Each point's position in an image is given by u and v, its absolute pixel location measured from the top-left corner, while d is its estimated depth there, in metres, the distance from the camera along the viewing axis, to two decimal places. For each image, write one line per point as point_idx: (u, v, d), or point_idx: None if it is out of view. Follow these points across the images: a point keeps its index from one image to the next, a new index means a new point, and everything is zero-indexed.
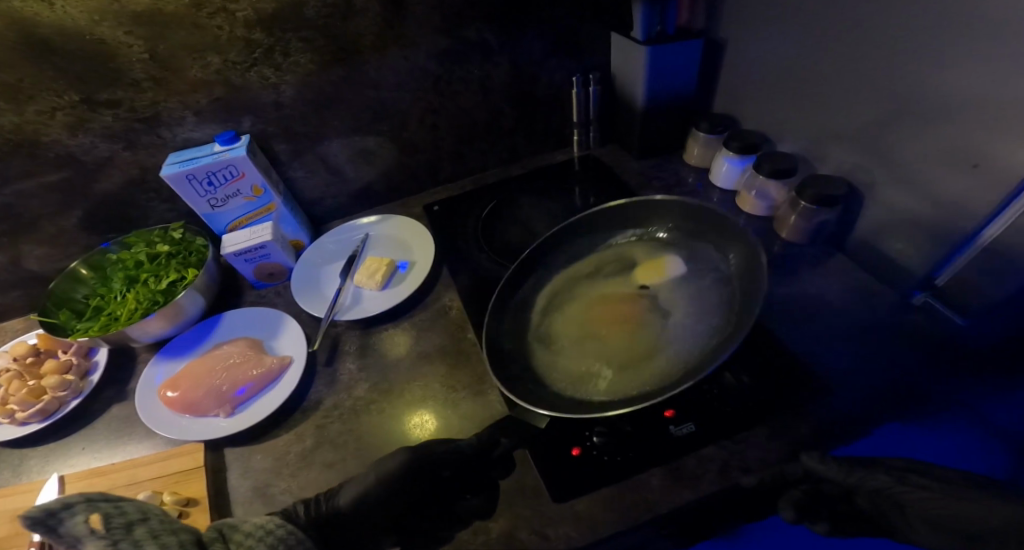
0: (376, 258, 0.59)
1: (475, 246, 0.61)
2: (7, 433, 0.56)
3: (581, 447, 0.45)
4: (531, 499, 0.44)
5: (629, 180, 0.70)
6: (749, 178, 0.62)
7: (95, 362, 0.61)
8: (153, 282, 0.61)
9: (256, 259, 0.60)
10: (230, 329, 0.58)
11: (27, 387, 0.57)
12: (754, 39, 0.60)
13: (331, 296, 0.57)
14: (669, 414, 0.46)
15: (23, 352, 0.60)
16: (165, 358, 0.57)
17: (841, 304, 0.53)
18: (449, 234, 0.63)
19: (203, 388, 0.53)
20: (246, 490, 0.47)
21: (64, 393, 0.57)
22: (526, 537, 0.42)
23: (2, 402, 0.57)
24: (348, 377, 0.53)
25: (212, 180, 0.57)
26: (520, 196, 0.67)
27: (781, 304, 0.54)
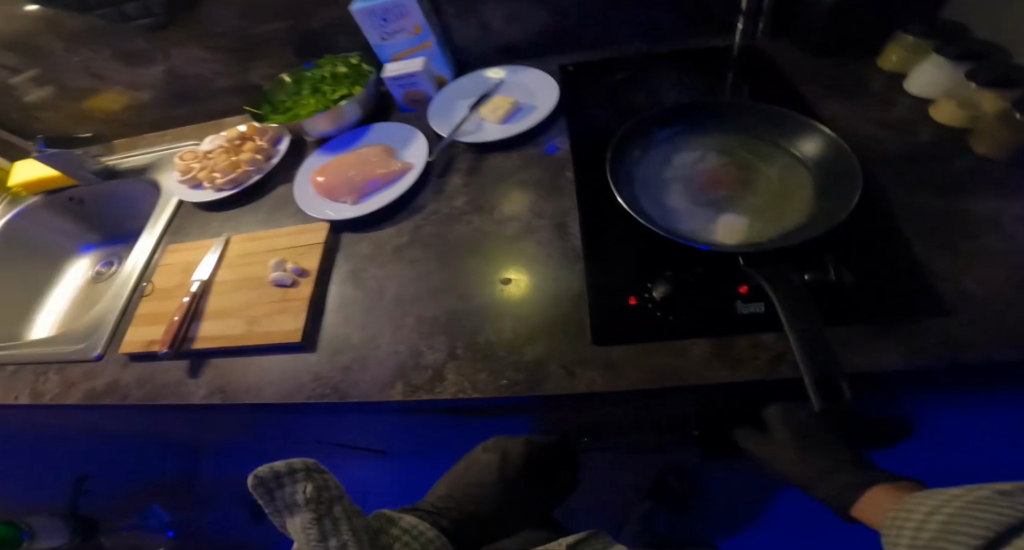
0: (503, 98, 0.64)
1: (599, 104, 0.62)
2: (209, 194, 0.71)
3: (637, 298, 0.46)
4: (573, 328, 0.47)
5: (792, 74, 0.61)
6: (960, 80, 0.51)
7: (277, 150, 0.74)
8: (328, 94, 0.72)
9: (406, 85, 0.68)
10: (374, 137, 0.69)
11: (229, 160, 0.73)
12: None
13: (458, 122, 0.65)
14: (742, 290, 0.45)
15: (232, 136, 0.76)
16: (324, 151, 0.70)
17: (1015, 248, 0.43)
18: (579, 90, 0.64)
19: (342, 176, 0.64)
20: (354, 256, 0.58)
21: (251, 168, 0.71)
22: (554, 368, 0.45)
23: (211, 170, 0.73)
24: (450, 195, 0.59)
25: (386, 17, 0.63)
26: (658, 66, 0.64)
27: (923, 233, 0.46)
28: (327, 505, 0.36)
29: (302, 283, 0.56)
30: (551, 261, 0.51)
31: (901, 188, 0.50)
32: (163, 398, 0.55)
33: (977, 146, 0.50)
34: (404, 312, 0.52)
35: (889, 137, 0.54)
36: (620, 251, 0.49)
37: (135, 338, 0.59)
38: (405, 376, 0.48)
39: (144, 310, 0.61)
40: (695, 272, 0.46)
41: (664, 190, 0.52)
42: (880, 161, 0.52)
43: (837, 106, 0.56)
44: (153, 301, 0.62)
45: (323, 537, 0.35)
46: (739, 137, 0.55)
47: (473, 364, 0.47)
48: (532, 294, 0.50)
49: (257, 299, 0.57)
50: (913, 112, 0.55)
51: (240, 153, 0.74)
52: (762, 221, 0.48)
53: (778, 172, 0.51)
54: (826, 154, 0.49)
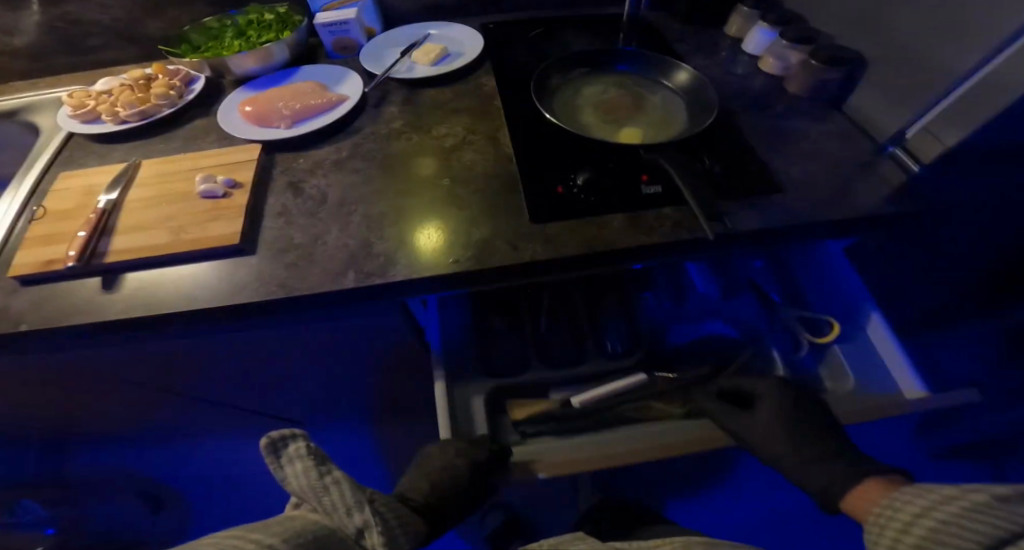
0: (432, 46, 0.71)
1: (519, 52, 0.71)
2: (111, 127, 0.67)
3: (563, 187, 0.54)
4: (512, 212, 0.53)
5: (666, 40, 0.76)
6: (775, 43, 0.69)
7: (192, 89, 0.71)
8: (255, 37, 0.73)
9: (338, 32, 0.72)
10: (302, 77, 0.70)
11: (137, 96, 0.69)
12: None
13: (389, 65, 0.70)
14: (645, 179, 0.55)
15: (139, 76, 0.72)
16: (248, 88, 0.70)
17: (823, 149, 0.60)
18: (500, 42, 0.74)
19: (274, 106, 0.64)
20: (292, 170, 0.59)
21: (162, 103, 0.68)
22: (498, 244, 0.50)
23: (114, 106, 0.69)
24: (387, 117, 0.63)
25: None
26: (565, 28, 0.75)
27: (765, 140, 0.61)
28: (323, 459, 0.41)
29: (236, 193, 0.55)
30: (486, 167, 0.57)
31: (745, 111, 0.66)
32: (64, 321, 0.48)
33: (791, 88, 0.69)
34: (349, 212, 0.54)
35: (737, 83, 0.71)
36: (548, 154, 0.57)
37: (29, 257, 0.52)
38: (357, 264, 0.50)
39: (35, 234, 0.54)
40: (608, 166, 0.56)
41: (577, 113, 0.62)
42: (733, 94, 0.69)
43: (696, 62, 0.73)
44: (51, 222, 0.56)
45: (322, 475, 0.40)
46: (635, 80, 0.67)
47: (424, 248, 0.51)
48: (472, 189, 0.55)
49: (183, 210, 0.55)
50: (751, 69, 0.73)
51: (149, 91, 0.70)
52: (655, 132, 0.59)
53: (664, 102, 0.63)
54: (697, 85, 0.62)
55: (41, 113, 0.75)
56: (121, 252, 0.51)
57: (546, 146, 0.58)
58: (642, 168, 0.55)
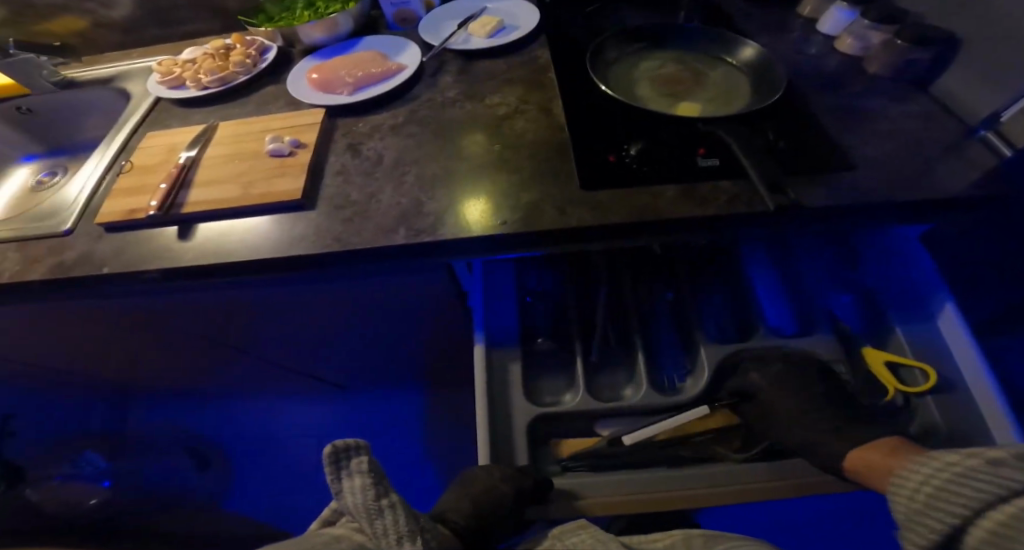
0: (490, 18, 0.71)
1: (577, 26, 0.71)
2: (193, 93, 0.72)
3: (616, 156, 0.55)
4: (563, 178, 0.53)
5: (732, 17, 0.74)
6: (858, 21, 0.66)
7: (265, 59, 0.76)
8: (323, 9, 0.75)
9: (399, 4, 0.74)
10: (366, 48, 0.73)
11: (217, 64, 0.74)
12: None
13: (447, 37, 0.71)
14: (701, 153, 0.54)
15: (219, 46, 0.77)
16: (315, 58, 0.73)
17: (902, 129, 0.56)
18: (559, 16, 0.73)
19: (339, 74, 0.67)
20: (352, 132, 0.61)
21: (239, 71, 0.73)
22: (547, 209, 0.51)
23: (196, 73, 0.74)
24: (443, 87, 0.65)
25: None
26: (626, 4, 0.74)
27: (833, 118, 0.58)
28: (381, 478, 0.39)
29: (300, 153, 0.58)
30: (539, 135, 0.58)
31: (813, 88, 0.63)
32: (145, 263, 0.52)
33: (870, 67, 0.65)
34: (403, 174, 0.56)
35: (806, 60, 0.68)
36: (603, 123, 0.57)
37: (113, 205, 0.57)
38: (408, 221, 0.51)
39: (120, 184, 0.60)
40: (663, 138, 0.55)
41: (633, 86, 0.61)
42: (801, 72, 0.66)
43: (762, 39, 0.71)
44: (135, 175, 0.60)
45: (379, 497, 0.37)
46: (697, 56, 0.65)
47: (473, 210, 0.51)
48: (525, 155, 0.56)
49: (253, 167, 0.58)
50: (823, 46, 0.69)
51: (227, 59, 0.75)
52: (714, 108, 0.58)
53: (725, 78, 0.62)
54: (763, 60, 0.60)
55: (132, 79, 0.82)
56: (195, 204, 0.55)
57: (602, 115, 0.58)
58: (697, 142, 0.55)
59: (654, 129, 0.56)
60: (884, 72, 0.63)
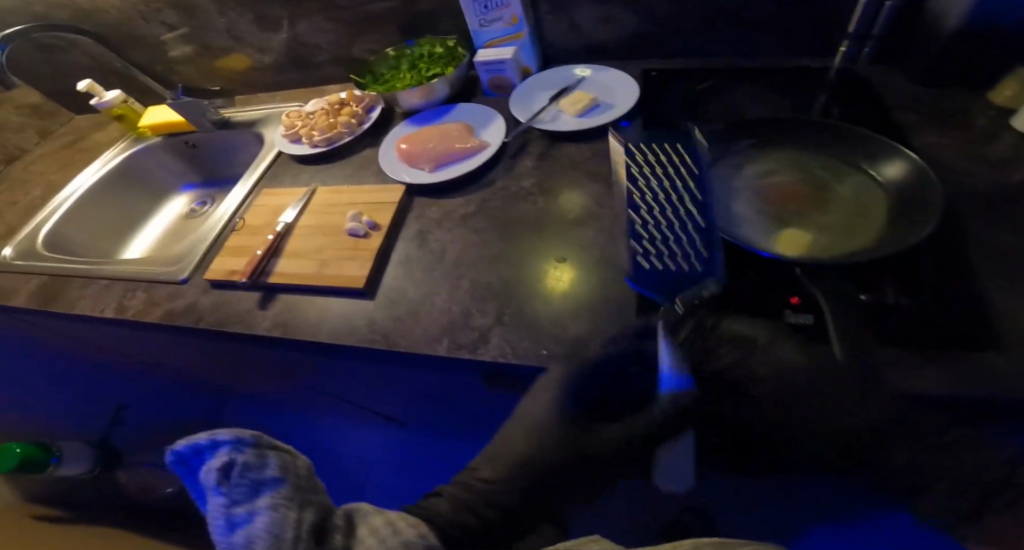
0: (583, 92, 0.67)
1: (678, 110, 0.63)
2: (305, 149, 0.79)
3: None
4: (623, 311, 0.48)
5: (886, 103, 0.59)
6: None
7: (369, 118, 0.81)
8: (423, 70, 0.75)
9: (494, 71, 0.72)
10: (456, 116, 0.73)
11: (326, 121, 0.80)
12: None
13: (535, 111, 0.68)
14: (795, 300, 0.44)
15: (333, 101, 0.84)
16: (410, 124, 0.75)
17: None
18: (661, 94, 0.66)
19: (422, 148, 0.69)
20: (424, 219, 0.62)
21: (344, 131, 0.78)
22: (594, 346, 0.46)
23: (310, 129, 0.81)
24: (521, 172, 0.63)
25: (488, 5, 0.68)
26: (745, 84, 0.65)
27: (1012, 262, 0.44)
28: (298, 491, 0.27)
29: (373, 236, 0.61)
30: (606, 251, 0.53)
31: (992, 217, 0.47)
32: (231, 325, 0.60)
33: None
34: (460, 274, 0.55)
35: (993, 169, 0.51)
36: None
37: (222, 265, 0.66)
38: (451, 332, 0.50)
39: (233, 244, 0.69)
40: (751, 278, 0.47)
41: (731, 198, 0.52)
42: (980, 188, 0.50)
43: (930, 135, 0.55)
44: (243, 236, 0.69)
45: (291, 512, 0.25)
46: (819, 157, 0.53)
47: (516, 331, 0.49)
48: (587, 274, 0.52)
49: (334, 244, 0.62)
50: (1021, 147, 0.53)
51: (336, 117, 0.81)
52: (830, 237, 0.46)
53: (854, 191, 0.49)
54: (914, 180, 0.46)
55: (266, 128, 0.94)
56: (280, 275, 0.61)
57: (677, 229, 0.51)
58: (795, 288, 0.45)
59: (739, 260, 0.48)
60: None
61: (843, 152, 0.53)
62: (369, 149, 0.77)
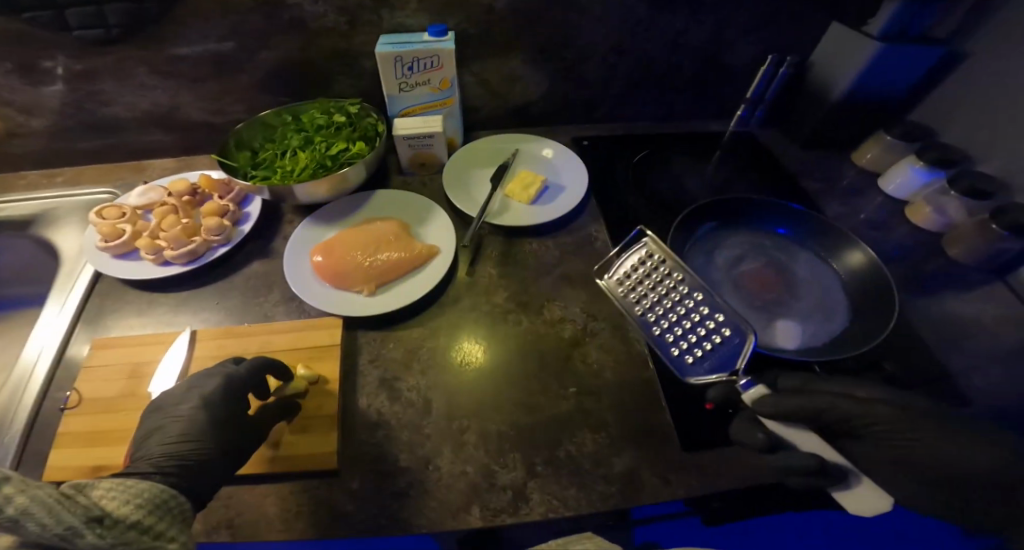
0: (531, 173, 0.61)
1: (628, 189, 0.62)
2: (154, 270, 0.56)
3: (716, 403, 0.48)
4: (660, 437, 0.46)
5: (792, 170, 0.66)
6: (936, 192, 0.62)
7: (247, 214, 0.60)
8: (323, 146, 0.58)
9: (417, 146, 0.61)
10: (376, 209, 0.60)
11: (181, 225, 0.57)
12: (1009, 61, 0.56)
13: (482, 201, 0.59)
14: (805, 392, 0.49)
15: (181, 190, 0.60)
16: (312, 222, 0.58)
17: (994, 329, 0.55)
18: (602, 170, 0.64)
19: (348, 261, 0.54)
20: (383, 360, 0.50)
21: (215, 239, 0.57)
22: (647, 478, 0.43)
23: (152, 237, 0.57)
24: (488, 283, 0.55)
25: (413, 66, 0.56)
26: (674, 153, 0.67)
27: (932, 322, 0.55)
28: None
29: (322, 394, 0.47)
30: (615, 370, 0.50)
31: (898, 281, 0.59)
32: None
33: (951, 247, 0.61)
34: (461, 426, 0.46)
35: (880, 235, 0.63)
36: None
37: (75, 461, 0.44)
38: (480, 497, 0.42)
39: (76, 428, 0.46)
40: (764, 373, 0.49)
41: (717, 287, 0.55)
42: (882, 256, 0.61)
43: (833, 204, 0.65)
44: (96, 414, 0.47)
45: None
46: (772, 239, 0.59)
47: (559, 479, 0.43)
48: (603, 401, 0.48)
49: (255, 405, 0.47)
50: (891, 203, 0.66)
51: (195, 216, 0.59)
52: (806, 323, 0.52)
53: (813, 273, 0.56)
54: (861, 266, 0.54)
55: (65, 231, 0.64)
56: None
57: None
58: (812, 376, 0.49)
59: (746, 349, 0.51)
60: (969, 259, 0.60)
61: (800, 236, 0.59)
62: (259, 259, 0.59)
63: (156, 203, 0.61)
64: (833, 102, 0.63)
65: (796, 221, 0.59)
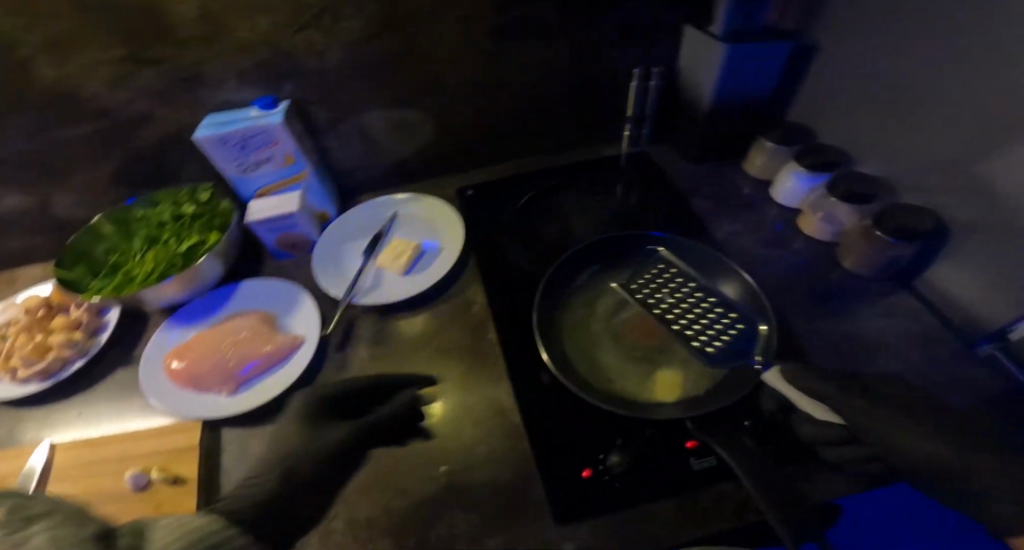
0: (401, 242, 0.63)
1: (506, 244, 0.65)
2: (8, 391, 0.56)
3: (592, 470, 0.47)
4: (531, 514, 0.46)
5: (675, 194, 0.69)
6: (818, 198, 0.59)
7: (106, 321, 0.62)
8: (173, 244, 0.59)
9: (281, 229, 0.60)
10: (247, 300, 0.61)
11: (33, 342, 0.58)
12: (852, 52, 0.56)
13: (353, 275, 0.61)
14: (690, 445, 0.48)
15: (35, 306, 0.60)
16: (177, 324, 0.59)
17: (901, 348, 0.51)
18: (483, 225, 0.67)
19: (210, 362, 0.54)
20: (249, 456, 0.49)
21: (68, 352, 0.58)
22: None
23: (6, 357, 0.57)
24: (360, 364, 0.56)
25: (244, 146, 0.53)
26: (558, 191, 0.71)
27: (828, 343, 0.53)
28: None
29: (179, 493, 0.46)
30: (491, 443, 0.51)
31: (796, 304, 0.56)
32: None
33: (846, 257, 0.58)
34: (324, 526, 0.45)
35: (777, 252, 0.61)
36: (610, 363, 0.54)
37: None
38: None
39: None
40: (646, 432, 0.49)
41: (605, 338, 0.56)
42: (779, 277, 0.59)
43: (724, 223, 0.65)
44: None
45: None
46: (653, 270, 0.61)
47: None
48: (473, 476, 0.48)
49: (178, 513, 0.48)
50: (786, 213, 0.65)
51: (48, 330, 0.59)
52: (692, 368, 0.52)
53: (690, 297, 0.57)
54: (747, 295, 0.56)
55: None
56: (131, 504, 0.46)
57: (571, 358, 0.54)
58: (689, 432, 0.48)
59: (655, 371, 0.53)
60: (864, 270, 0.56)
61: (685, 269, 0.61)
62: (139, 357, 0.60)
63: (12, 322, 0.61)
64: (703, 110, 0.65)
65: (676, 258, 0.62)
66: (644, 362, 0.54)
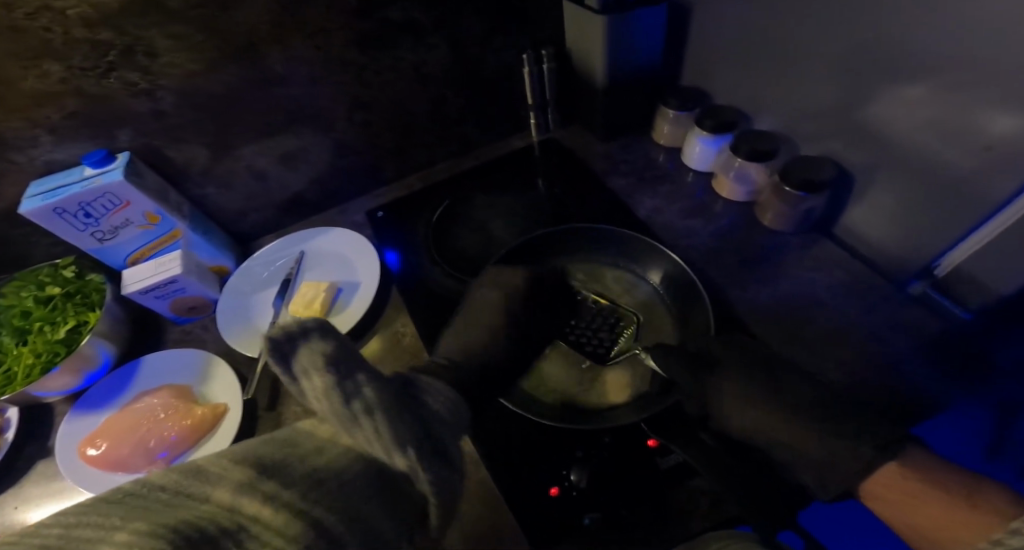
0: (312, 284, 0.57)
1: (427, 259, 0.61)
2: None
3: (559, 487, 0.44)
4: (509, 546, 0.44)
5: (591, 174, 0.67)
6: (726, 160, 0.59)
7: (9, 419, 0.54)
8: (49, 330, 0.52)
9: (169, 294, 0.54)
10: (155, 373, 0.55)
11: None
12: (723, 8, 0.55)
13: (266, 331, 0.56)
14: (653, 443, 0.46)
15: None
16: (79, 412, 0.52)
17: (836, 302, 0.51)
18: (401, 243, 0.63)
19: (127, 445, 0.48)
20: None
21: None
22: None
23: None
24: (293, 422, 0.51)
25: (90, 212, 0.47)
26: (474, 195, 0.67)
27: (763, 309, 0.52)
28: None
29: None
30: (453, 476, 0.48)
31: (728, 273, 0.55)
32: None
33: (765, 216, 0.58)
34: None
35: (698, 222, 0.60)
36: (550, 372, 0.52)
37: None
38: None
39: None
40: (605, 441, 0.46)
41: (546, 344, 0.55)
42: (706, 249, 0.58)
43: (645, 198, 0.63)
44: None
45: None
46: (584, 263, 0.60)
47: None
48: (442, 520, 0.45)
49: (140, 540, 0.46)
50: (702, 178, 0.64)
51: None
52: (634, 362, 0.51)
53: (619, 285, 0.58)
54: (673, 275, 0.55)
55: None
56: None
57: (529, 351, 0.53)
58: (647, 432, 0.46)
59: (598, 375, 0.51)
60: (781, 227, 0.56)
61: (619, 254, 0.59)
62: (42, 459, 0.53)
63: None
64: (600, 87, 0.63)
65: (600, 238, 0.60)
66: (587, 370, 0.52)
